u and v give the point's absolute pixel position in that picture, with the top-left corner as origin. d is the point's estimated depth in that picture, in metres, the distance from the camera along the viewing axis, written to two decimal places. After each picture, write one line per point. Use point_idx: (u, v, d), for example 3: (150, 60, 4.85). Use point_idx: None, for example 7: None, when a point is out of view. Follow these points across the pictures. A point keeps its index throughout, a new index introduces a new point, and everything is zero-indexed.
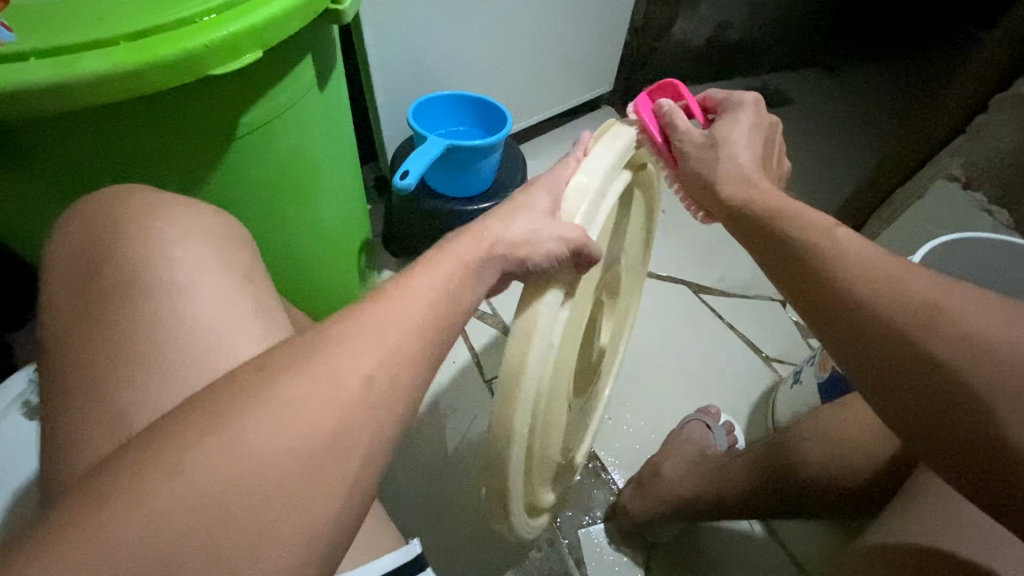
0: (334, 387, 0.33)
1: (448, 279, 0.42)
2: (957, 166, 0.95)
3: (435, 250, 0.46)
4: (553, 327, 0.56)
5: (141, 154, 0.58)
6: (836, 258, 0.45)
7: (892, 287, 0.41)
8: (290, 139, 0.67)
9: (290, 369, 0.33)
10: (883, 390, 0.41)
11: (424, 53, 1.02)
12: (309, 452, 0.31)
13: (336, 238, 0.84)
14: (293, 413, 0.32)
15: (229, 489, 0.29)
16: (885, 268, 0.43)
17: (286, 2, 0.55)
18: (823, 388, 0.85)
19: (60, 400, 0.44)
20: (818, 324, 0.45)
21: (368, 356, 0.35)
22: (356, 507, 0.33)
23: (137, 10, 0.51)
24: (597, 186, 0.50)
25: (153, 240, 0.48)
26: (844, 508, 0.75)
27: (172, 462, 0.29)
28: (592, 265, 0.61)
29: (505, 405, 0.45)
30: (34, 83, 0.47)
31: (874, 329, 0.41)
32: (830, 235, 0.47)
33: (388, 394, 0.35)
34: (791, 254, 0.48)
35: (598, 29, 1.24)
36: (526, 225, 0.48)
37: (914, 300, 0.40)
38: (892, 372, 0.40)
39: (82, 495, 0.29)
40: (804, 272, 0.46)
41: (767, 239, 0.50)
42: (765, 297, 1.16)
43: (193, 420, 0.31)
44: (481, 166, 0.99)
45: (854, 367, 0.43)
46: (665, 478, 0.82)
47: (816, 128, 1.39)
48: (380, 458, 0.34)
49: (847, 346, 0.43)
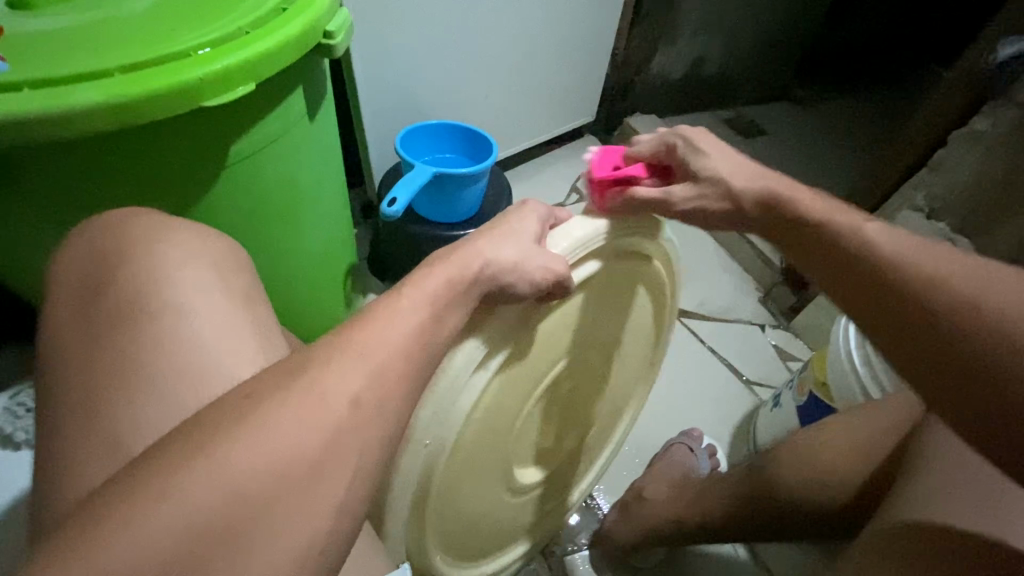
0: (332, 397, 0.34)
1: (433, 302, 0.43)
2: (921, 199, 0.99)
3: (425, 267, 0.46)
4: (531, 361, 0.57)
5: (134, 182, 0.59)
6: (870, 250, 0.51)
7: (932, 276, 0.47)
8: (279, 168, 0.68)
9: (285, 391, 0.34)
10: (902, 352, 0.47)
11: (411, 83, 1.05)
12: (299, 472, 0.32)
13: (323, 261, 0.84)
14: (284, 431, 0.33)
15: (221, 506, 0.30)
16: (918, 258, 0.49)
17: (278, 38, 0.57)
18: (802, 412, 0.87)
19: (50, 423, 0.44)
20: (871, 318, 0.49)
21: (360, 378, 0.36)
22: (351, 516, 0.34)
23: (133, 44, 0.53)
24: (584, 239, 0.53)
25: (163, 261, 0.49)
26: (819, 531, 0.76)
27: (163, 483, 0.30)
28: (574, 331, 0.61)
29: (421, 419, 0.47)
30: (31, 112, 0.48)
31: (930, 318, 0.46)
32: (861, 229, 0.52)
33: (377, 416, 0.36)
34: (828, 247, 0.53)
35: (580, 62, 1.29)
36: (513, 251, 0.49)
37: (949, 285, 0.46)
38: (913, 337, 0.46)
39: (79, 515, 0.29)
40: (848, 266, 0.51)
41: (792, 228, 0.55)
42: (742, 320, 1.19)
43: (195, 439, 0.32)
44: (467, 193, 1.01)
45: (907, 363, 0.47)
46: (648, 502, 0.83)
47: (788, 159, 1.45)
48: (367, 480, 0.35)
49: (898, 333, 0.47)
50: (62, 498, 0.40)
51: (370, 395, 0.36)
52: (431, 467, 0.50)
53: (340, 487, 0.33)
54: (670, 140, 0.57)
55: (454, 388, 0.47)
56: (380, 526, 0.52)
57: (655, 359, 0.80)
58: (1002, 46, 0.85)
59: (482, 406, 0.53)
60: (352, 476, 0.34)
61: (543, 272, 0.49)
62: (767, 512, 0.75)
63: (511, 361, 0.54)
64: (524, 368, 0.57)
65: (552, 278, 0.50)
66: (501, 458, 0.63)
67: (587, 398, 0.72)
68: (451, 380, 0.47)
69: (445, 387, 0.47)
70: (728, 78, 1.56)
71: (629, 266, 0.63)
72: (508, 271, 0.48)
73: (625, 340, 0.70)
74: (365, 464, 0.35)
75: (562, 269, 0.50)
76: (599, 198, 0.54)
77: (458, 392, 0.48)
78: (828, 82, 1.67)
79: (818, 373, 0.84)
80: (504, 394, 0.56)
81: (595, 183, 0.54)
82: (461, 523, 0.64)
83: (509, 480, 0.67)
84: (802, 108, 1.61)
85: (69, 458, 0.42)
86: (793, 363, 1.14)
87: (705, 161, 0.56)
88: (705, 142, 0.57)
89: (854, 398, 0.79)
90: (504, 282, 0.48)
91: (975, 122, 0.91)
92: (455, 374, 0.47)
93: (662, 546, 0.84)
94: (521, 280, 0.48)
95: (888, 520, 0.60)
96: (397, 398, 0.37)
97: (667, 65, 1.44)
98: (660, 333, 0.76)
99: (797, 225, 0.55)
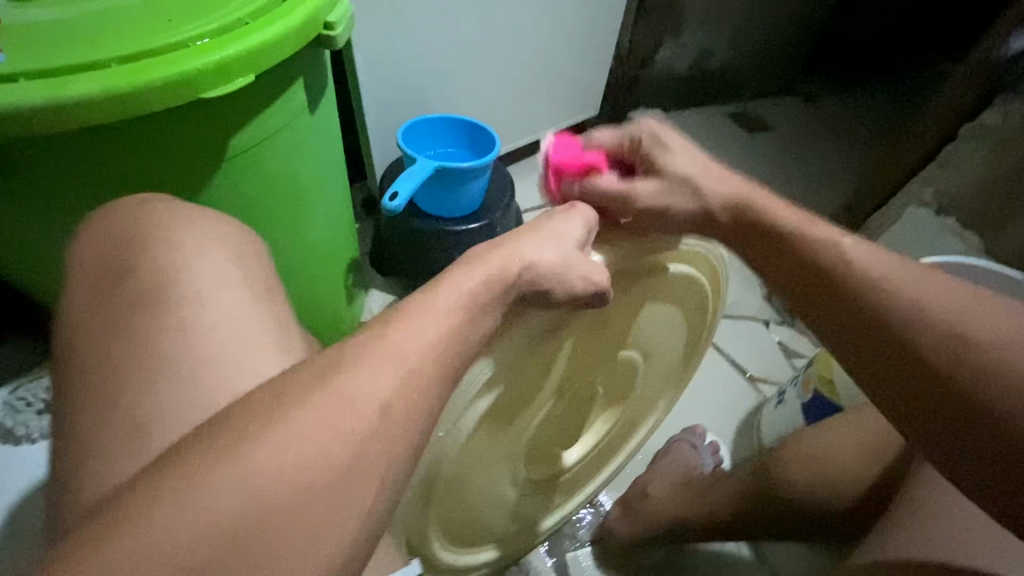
0: (358, 404, 0.34)
1: (463, 304, 0.41)
2: (929, 194, 0.97)
3: (455, 267, 0.45)
4: (557, 367, 0.57)
5: (132, 175, 0.58)
6: (850, 273, 0.49)
7: (916, 304, 0.45)
8: (280, 160, 0.67)
9: (301, 396, 0.33)
10: (888, 389, 0.46)
11: (414, 75, 1.04)
12: (325, 480, 0.31)
13: (325, 255, 0.83)
14: (310, 437, 0.32)
15: (242, 518, 0.29)
16: (901, 281, 0.47)
17: (278, 27, 0.56)
18: (807, 409, 0.86)
19: (61, 426, 0.44)
20: (855, 353, 0.48)
21: (388, 383, 0.35)
22: (375, 523, 0.33)
23: (131, 35, 0.52)
24: (583, 235, 0.52)
25: (170, 255, 0.48)
26: (828, 529, 0.75)
27: (180, 492, 0.29)
28: (599, 338, 0.62)
29: (438, 418, 0.46)
30: (28, 103, 0.47)
31: (915, 349, 0.44)
32: (839, 249, 0.51)
33: (406, 422, 0.35)
34: (807, 264, 0.52)
35: (584, 54, 1.27)
36: (558, 257, 0.48)
37: (927, 311, 0.45)
38: (899, 373, 0.45)
39: (95, 525, 0.28)
40: (829, 288, 0.50)
41: (769, 244, 0.55)
42: (747, 316, 1.18)
43: (211, 445, 0.31)
44: (469, 188, 1.00)
45: (894, 400, 0.45)
46: (652, 499, 0.82)
47: (793, 152, 1.44)
48: (393, 487, 0.34)
49: (881, 366, 0.46)
50: (72, 502, 0.40)
51: (397, 401, 0.35)
52: (434, 466, 0.50)
53: (365, 496, 0.32)
54: (638, 134, 0.58)
55: (467, 390, 0.47)
56: (386, 527, 0.52)
57: (688, 366, 0.80)
58: (1012, 39, 0.84)
59: (491, 406, 0.53)
60: (377, 485, 0.33)
61: (571, 282, 0.48)
62: (773, 510, 0.75)
63: (524, 367, 0.53)
64: (547, 368, 0.57)
65: (588, 290, 0.50)
66: (507, 458, 0.63)
67: (599, 409, 0.73)
68: (459, 393, 0.46)
69: (457, 388, 0.46)
70: (733, 71, 1.55)
71: (666, 278, 0.63)
72: (550, 277, 0.48)
73: (651, 352, 0.71)
74: (392, 470, 0.34)
75: (601, 282, 0.50)
76: (556, 183, 0.57)
77: (468, 395, 0.47)
78: (834, 74, 1.66)
79: (822, 369, 0.83)
80: (515, 394, 0.55)
81: (551, 168, 0.57)
82: (462, 514, 0.64)
83: (515, 477, 0.67)
84: (809, 102, 1.59)
85: (79, 461, 0.41)
86: (798, 360, 1.14)
87: (668, 158, 0.57)
88: (670, 139, 0.58)
89: (862, 397, 0.78)
90: (540, 287, 0.47)
91: (986, 116, 0.90)
92: (464, 388, 0.46)
93: (666, 544, 0.84)
94: (559, 286, 0.48)
95: (895, 525, 0.59)
96: (423, 404, 0.36)
97: (672, 59, 1.43)
98: (697, 342, 0.77)
99: (762, 231, 0.55)
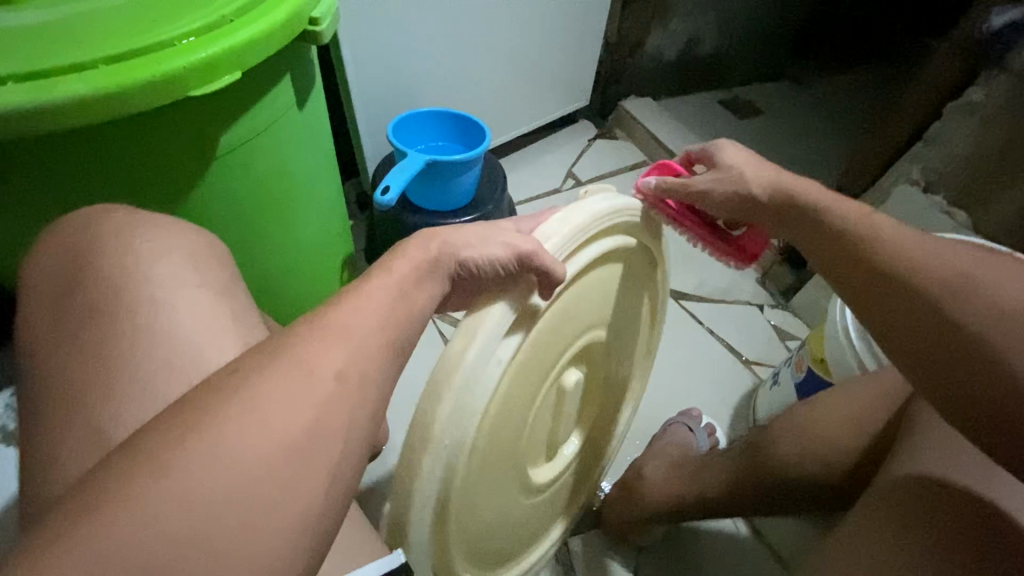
0: (319, 385, 0.34)
1: (414, 283, 0.43)
2: (916, 172, 0.98)
3: (398, 251, 0.46)
4: (540, 349, 0.57)
5: (124, 176, 0.59)
6: (897, 256, 0.50)
7: (964, 283, 0.46)
8: (269, 158, 0.68)
9: (278, 375, 0.34)
10: (914, 356, 0.47)
11: (400, 70, 1.04)
12: (287, 451, 0.32)
13: (316, 251, 0.84)
14: (269, 413, 0.32)
15: (205, 498, 0.29)
16: (950, 262, 0.48)
17: (262, 26, 0.57)
18: (800, 388, 0.88)
19: (41, 417, 0.44)
20: (885, 321, 0.50)
21: (348, 364, 0.35)
22: (339, 497, 0.33)
23: (113, 34, 0.52)
24: (581, 223, 0.52)
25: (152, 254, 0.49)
26: (815, 503, 0.77)
27: (147, 470, 0.29)
28: (577, 319, 0.61)
29: (442, 416, 0.45)
30: (13, 106, 0.48)
31: (951, 315, 0.45)
32: (888, 235, 0.52)
33: (369, 400, 0.36)
34: (853, 250, 0.53)
35: (571, 43, 1.27)
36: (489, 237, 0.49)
37: (972, 286, 0.45)
38: (932, 350, 0.45)
39: (55, 509, 0.28)
40: (870, 273, 0.51)
41: (825, 236, 0.56)
42: (741, 301, 1.19)
43: (180, 424, 0.31)
44: (459, 181, 1.01)
45: (922, 374, 0.46)
46: (646, 481, 0.84)
47: (783, 135, 1.45)
48: (358, 461, 0.35)
49: (907, 340, 0.47)
50: (55, 487, 0.40)
51: (356, 378, 0.35)
52: (451, 468, 0.49)
53: (323, 473, 0.32)
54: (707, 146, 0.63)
55: (473, 382, 0.46)
56: (399, 532, 0.50)
57: (652, 344, 0.81)
58: (995, 15, 0.84)
59: (496, 400, 0.52)
60: (334, 460, 0.33)
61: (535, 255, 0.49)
62: (765, 488, 0.76)
63: (520, 358, 0.54)
64: (537, 356, 0.57)
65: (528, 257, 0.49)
66: (516, 453, 0.63)
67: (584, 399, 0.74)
68: (471, 369, 0.46)
69: (465, 378, 0.46)
70: (722, 58, 1.55)
71: (629, 249, 0.64)
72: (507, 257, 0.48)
73: (621, 326, 0.71)
74: (354, 446, 0.34)
75: (530, 250, 0.49)
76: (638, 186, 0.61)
77: (477, 385, 0.47)
78: (823, 56, 1.66)
79: (815, 350, 0.84)
80: (516, 383, 0.55)
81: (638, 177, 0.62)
82: (482, 528, 0.64)
83: (524, 477, 0.67)
84: (797, 85, 1.60)
85: (66, 448, 0.42)
86: (792, 342, 1.15)
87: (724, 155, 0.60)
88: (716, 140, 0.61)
89: (850, 371, 0.79)
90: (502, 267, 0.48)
91: (969, 92, 0.90)
92: (474, 366, 0.46)
93: (663, 524, 0.85)
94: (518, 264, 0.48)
95: (881, 493, 0.60)
96: (379, 383, 0.36)
97: (661, 47, 1.43)
98: (655, 307, 0.77)
99: (806, 222, 0.58)
